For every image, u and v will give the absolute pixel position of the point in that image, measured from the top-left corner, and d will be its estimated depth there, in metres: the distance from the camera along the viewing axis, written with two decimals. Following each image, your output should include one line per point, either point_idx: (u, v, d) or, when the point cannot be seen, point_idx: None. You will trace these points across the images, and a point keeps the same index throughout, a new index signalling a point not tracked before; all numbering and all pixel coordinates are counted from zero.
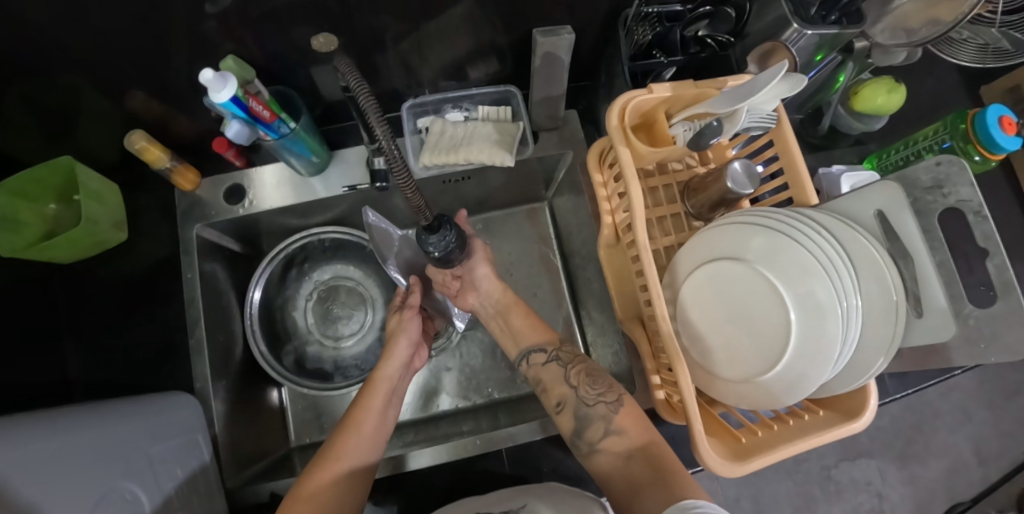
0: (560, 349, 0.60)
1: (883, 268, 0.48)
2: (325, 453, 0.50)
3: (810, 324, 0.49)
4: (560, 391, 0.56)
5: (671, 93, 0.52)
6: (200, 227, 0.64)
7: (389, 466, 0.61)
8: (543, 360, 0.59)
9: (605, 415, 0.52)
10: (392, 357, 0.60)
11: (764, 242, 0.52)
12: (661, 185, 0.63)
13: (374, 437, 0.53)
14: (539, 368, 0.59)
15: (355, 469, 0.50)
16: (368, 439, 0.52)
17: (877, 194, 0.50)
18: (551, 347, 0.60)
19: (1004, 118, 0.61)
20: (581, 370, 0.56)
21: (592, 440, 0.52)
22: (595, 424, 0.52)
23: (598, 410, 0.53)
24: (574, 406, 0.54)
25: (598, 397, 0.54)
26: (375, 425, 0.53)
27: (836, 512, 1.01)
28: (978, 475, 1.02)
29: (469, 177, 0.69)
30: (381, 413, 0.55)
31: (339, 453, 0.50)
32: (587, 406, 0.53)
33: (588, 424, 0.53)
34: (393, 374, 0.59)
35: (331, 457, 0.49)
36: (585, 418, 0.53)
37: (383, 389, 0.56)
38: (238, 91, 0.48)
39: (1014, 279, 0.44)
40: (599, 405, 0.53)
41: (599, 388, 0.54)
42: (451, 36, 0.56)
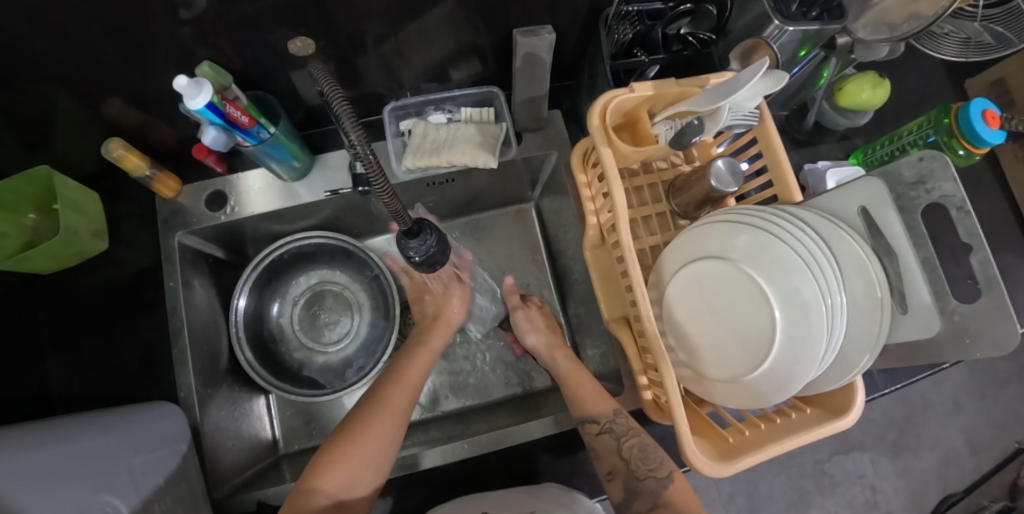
0: (615, 418, 0.55)
1: (867, 264, 0.48)
2: (372, 407, 0.54)
3: (795, 321, 0.49)
4: (612, 461, 0.54)
5: (653, 92, 0.52)
6: (181, 235, 0.64)
7: (401, 465, 0.61)
8: (596, 431, 0.55)
9: (654, 489, 0.51)
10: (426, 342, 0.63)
11: (748, 240, 0.52)
12: (646, 184, 0.63)
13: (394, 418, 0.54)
14: (593, 438, 0.55)
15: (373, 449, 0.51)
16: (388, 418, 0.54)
17: (861, 190, 0.49)
18: (606, 417, 0.55)
19: (988, 112, 0.61)
20: (635, 445, 0.53)
21: (638, 512, 0.51)
22: (643, 498, 0.51)
23: (648, 486, 0.51)
24: (625, 478, 0.52)
25: (648, 471, 0.52)
26: (416, 386, 0.59)
27: (830, 506, 1.02)
28: (970, 465, 1.03)
29: (454, 179, 0.69)
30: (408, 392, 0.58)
31: (388, 408, 0.55)
32: (638, 481, 0.52)
33: (637, 497, 0.51)
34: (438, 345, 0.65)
35: (377, 410, 0.54)
36: (633, 491, 0.52)
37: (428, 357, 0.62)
38: (214, 98, 0.48)
39: (997, 274, 0.44)
40: (650, 480, 0.52)
41: (652, 463, 0.52)
42: (431, 38, 0.56)
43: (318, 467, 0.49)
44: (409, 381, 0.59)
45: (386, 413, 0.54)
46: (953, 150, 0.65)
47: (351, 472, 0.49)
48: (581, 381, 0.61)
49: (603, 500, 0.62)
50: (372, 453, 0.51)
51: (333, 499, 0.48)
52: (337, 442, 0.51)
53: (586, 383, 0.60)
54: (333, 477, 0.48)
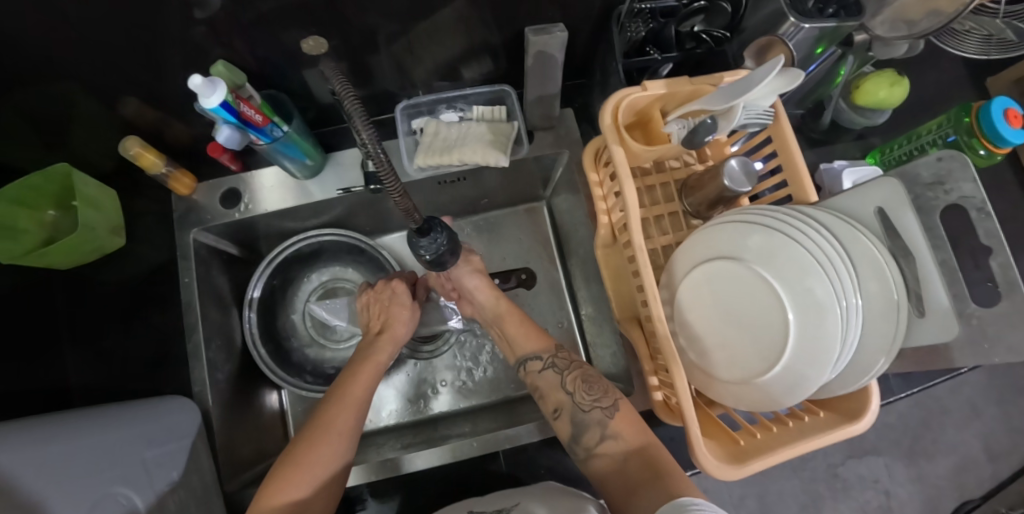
0: (557, 355, 0.59)
1: (884, 266, 0.47)
2: (314, 430, 0.51)
3: (809, 324, 0.48)
4: (558, 397, 0.56)
5: (666, 91, 0.51)
6: (197, 231, 0.65)
7: (386, 468, 0.60)
8: (539, 368, 0.59)
9: (601, 420, 0.52)
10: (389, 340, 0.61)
11: (762, 240, 0.51)
12: (658, 183, 0.62)
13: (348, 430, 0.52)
14: (536, 376, 0.59)
15: (327, 466, 0.49)
16: (337, 431, 0.51)
17: (879, 191, 0.49)
18: (548, 354, 0.59)
19: (1010, 111, 0.59)
20: (578, 377, 0.56)
21: (588, 445, 0.52)
22: (591, 430, 0.52)
23: (594, 416, 0.52)
24: (571, 412, 0.54)
25: (593, 402, 0.53)
26: (365, 400, 0.55)
27: (843, 510, 1.00)
28: (988, 471, 1.01)
29: (465, 178, 0.69)
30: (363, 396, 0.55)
31: (331, 429, 0.51)
32: (583, 412, 0.53)
33: (583, 429, 0.52)
34: (385, 359, 0.60)
35: (323, 431, 0.51)
36: (581, 424, 0.53)
37: (374, 371, 0.58)
38: (228, 96, 0.48)
39: (1019, 278, 0.43)
40: (596, 411, 0.53)
41: (596, 394, 0.54)
42: (442, 36, 0.56)
43: (271, 487, 0.47)
44: (355, 399, 0.54)
45: (331, 435, 0.51)
46: (975, 149, 0.64)
47: (298, 497, 0.47)
48: (521, 326, 0.63)
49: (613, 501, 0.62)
50: (317, 478, 0.49)
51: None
52: (283, 465, 0.49)
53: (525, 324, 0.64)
54: (279, 502, 0.46)
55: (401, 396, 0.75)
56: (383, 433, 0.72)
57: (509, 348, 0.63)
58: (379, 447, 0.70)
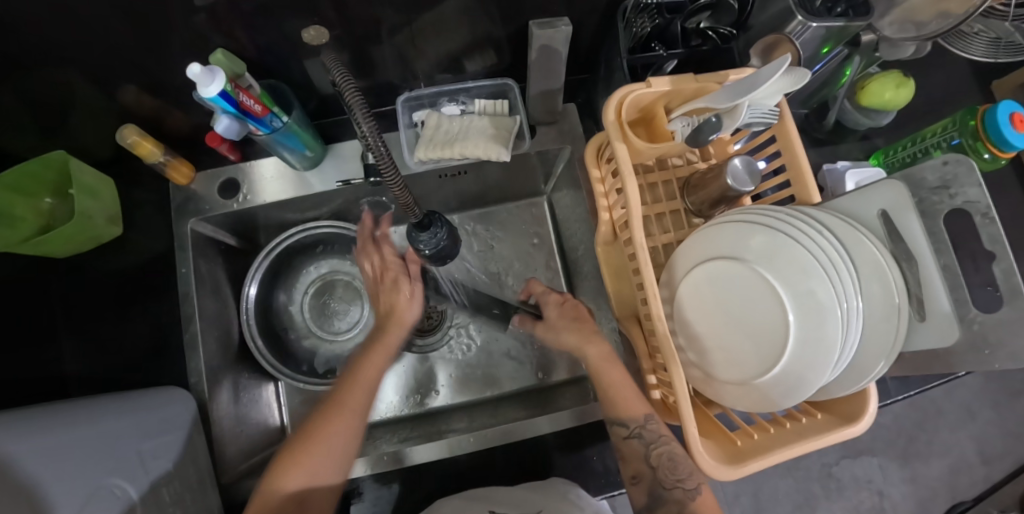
0: (645, 425, 0.53)
1: (886, 270, 0.47)
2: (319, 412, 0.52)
3: (808, 325, 0.48)
4: (638, 466, 0.53)
5: (670, 88, 0.51)
6: (193, 222, 0.64)
7: (389, 461, 0.60)
8: (625, 435, 0.54)
9: (680, 500, 0.51)
10: (400, 324, 0.59)
11: (764, 241, 0.51)
12: (660, 180, 0.61)
13: (356, 408, 0.52)
14: (621, 441, 0.54)
15: (332, 446, 0.49)
16: (345, 410, 0.51)
17: (881, 194, 0.48)
18: (635, 422, 0.53)
19: (1016, 115, 0.59)
20: (664, 453, 0.52)
21: None
22: (667, 507, 0.51)
23: (674, 495, 0.51)
24: (650, 485, 0.52)
25: (676, 481, 0.52)
26: (370, 386, 0.54)
27: (836, 509, 1.06)
28: (980, 473, 1.08)
29: (467, 172, 0.68)
30: (367, 379, 0.54)
31: (335, 409, 0.51)
32: (664, 489, 0.52)
33: (660, 505, 0.52)
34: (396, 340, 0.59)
35: (331, 415, 0.51)
36: (656, 497, 0.52)
37: (384, 356, 0.57)
38: (227, 86, 0.48)
39: (1021, 285, 0.43)
40: (675, 490, 0.51)
41: (681, 473, 0.52)
42: (446, 28, 0.55)
43: (274, 470, 0.48)
44: (363, 380, 0.54)
45: (334, 417, 0.51)
46: (981, 152, 0.63)
47: (307, 477, 0.48)
48: (613, 382, 0.56)
49: (611, 498, 0.62)
50: (323, 464, 0.49)
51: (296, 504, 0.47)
52: (294, 444, 0.49)
53: (619, 381, 0.56)
54: (293, 478, 0.47)
55: (400, 389, 0.75)
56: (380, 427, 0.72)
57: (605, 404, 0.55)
58: (373, 439, 0.70)
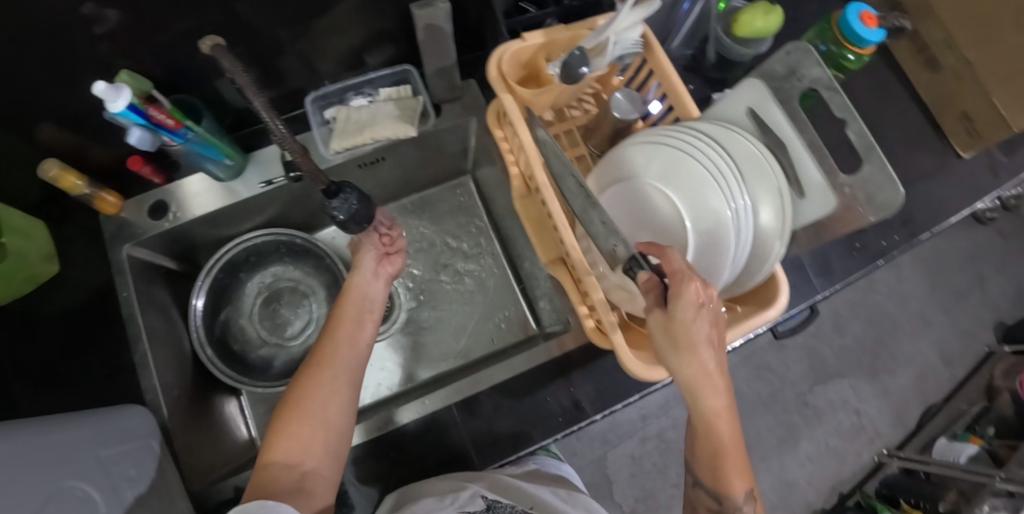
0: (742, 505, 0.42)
1: (761, 159, 0.52)
2: (309, 368, 0.52)
3: (707, 225, 0.53)
4: None
5: (544, 39, 0.56)
6: (129, 247, 0.65)
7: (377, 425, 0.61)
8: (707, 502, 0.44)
9: None
10: (359, 271, 0.62)
11: (659, 160, 0.55)
12: (562, 131, 0.65)
13: (354, 350, 0.54)
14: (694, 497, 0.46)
15: (333, 391, 0.50)
16: (344, 353, 0.53)
17: (744, 94, 0.54)
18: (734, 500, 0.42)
19: (864, 14, 0.65)
20: None
21: None
22: None
23: None
24: None
25: None
26: (363, 338, 0.56)
27: (818, 434, 1.13)
28: (945, 375, 1.18)
29: (384, 158, 0.70)
30: (356, 323, 0.57)
31: (326, 360, 0.52)
32: None
33: None
34: (373, 292, 0.62)
35: (320, 371, 0.51)
36: None
37: (361, 308, 0.59)
38: (134, 100, 0.51)
39: (873, 140, 0.47)
40: None
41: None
42: (341, 27, 0.60)
43: (269, 438, 0.47)
44: (346, 332, 0.56)
45: (325, 369, 0.51)
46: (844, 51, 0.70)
47: (307, 434, 0.47)
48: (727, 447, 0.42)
49: (569, 435, 0.63)
50: (324, 421, 0.48)
51: (298, 469, 0.45)
52: (281, 410, 0.48)
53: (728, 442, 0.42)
54: (281, 444, 0.46)
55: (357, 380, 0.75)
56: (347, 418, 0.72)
57: (715, 470, 0.42)
58: None
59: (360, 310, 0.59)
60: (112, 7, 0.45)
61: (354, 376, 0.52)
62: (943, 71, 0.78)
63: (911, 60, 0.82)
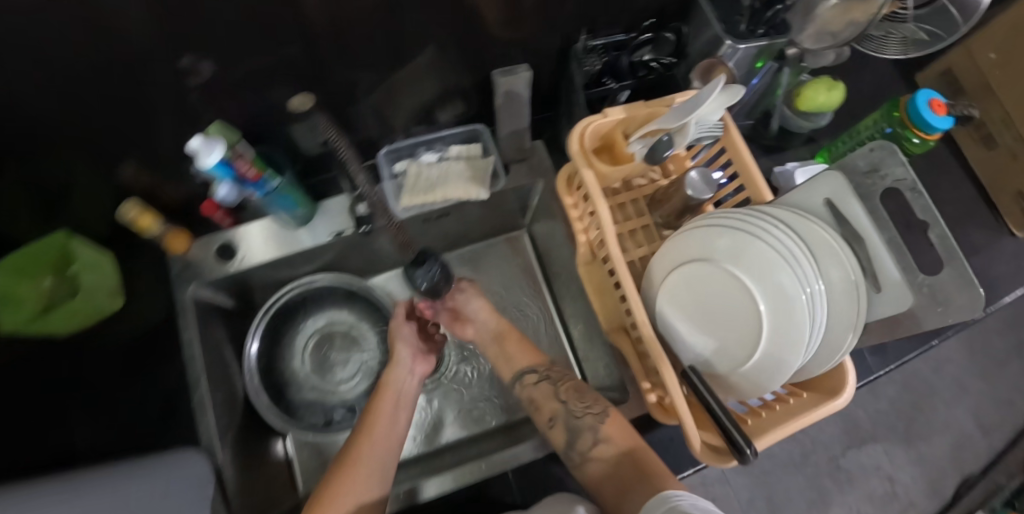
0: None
1: (839, 251, 0.52)
2: (341, 465, 0.52)
3: (779, 311, 0.52)
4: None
5: (625, 115, 0.57)
6: (194, 287, 0.65)
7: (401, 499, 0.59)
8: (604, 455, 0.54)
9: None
10: (396, 363, 0.63)
11: (729, 243, 0.55)
12: (628, 200, 0.66)
13: (387, 447, 0.55)
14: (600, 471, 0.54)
15: (362, 489, 0.51)
16: (377, 449, 0.54)
17: (823, 184, 0.54)
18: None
19: (933, 101, 0.66)
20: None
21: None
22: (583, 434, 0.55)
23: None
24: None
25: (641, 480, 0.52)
26: (395, 437, 0.57)
27: (850, 500, 1.11)
28: (983, 444, 1.15)
29: (448, 213, 0.70)
30: (391, 418, 0.58)
31: (357, 460, 0.52)
32: None
33: None
34: (409, 386, 0.63)
35: (349, 468, 0.52)
36: None
37: (394, 404, 0.59)
38: (226, 155, 0.52)
39: (956, 246, 0.48)
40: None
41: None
42: (419, 83, 0.61)
43: None
44: (376, 425, 0.56)
45: (358, 468, 0.52)
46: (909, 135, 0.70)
47: None
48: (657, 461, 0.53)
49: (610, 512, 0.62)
50: None
51: None
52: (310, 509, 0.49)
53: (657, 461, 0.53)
54: None
55: None
56: None
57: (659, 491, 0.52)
58: None
59: (395, 405, 0.59)
60: (212, 55, 0.46)
61: (384, 477, 0.53)
62: (1003, 149, 0.78)
63: (967, 135, 0.82)
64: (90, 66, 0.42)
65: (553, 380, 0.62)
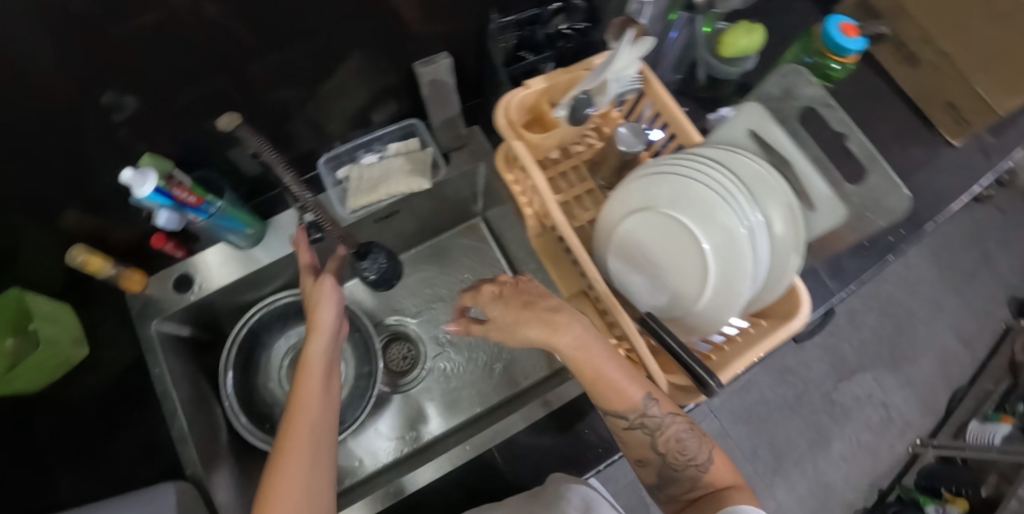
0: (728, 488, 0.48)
1: (767, 176, 0.53)
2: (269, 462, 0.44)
3: (721, 244, 0.53)
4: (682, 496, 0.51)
5: (546, 84, 0.58)
6: (157, 322, 0.65)
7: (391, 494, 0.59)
8: (687, 489, 0.49)
9: (694, 475, 0.48)
10: (317, 332, 0.53)
11: (665, 188, 0.56)
12: (569, 168, 0.67)
13: (321, 425, 0.48)
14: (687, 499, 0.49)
15: (312, 473, 0.44)
16: (307, 427, 0.46)
17: (744, 116, 0.56)
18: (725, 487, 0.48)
19: (844, 25, 0.67)
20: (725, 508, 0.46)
21: (675, 495, 0.50)
22: (680, 483, 0.49)
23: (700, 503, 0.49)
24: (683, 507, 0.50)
25: (687, 460, 0.49)
26: (326, 408, 0.50)
27: (849, 432, 1.12)
28: (963, 356, 1.20)
29: (399, 210, 0.71)
30: (323, 390, 0.50)
31: (279, 457, 0.44)
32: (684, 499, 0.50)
33: (672, 482, 0.50)
34: (324, 348, 0.53)
35: (280, 460, 0.43)
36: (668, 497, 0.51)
37: (318, 370, 0.51)
38: (159, 183, 0.53)
39: (875, 151, 0.50)
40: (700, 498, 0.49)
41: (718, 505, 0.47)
42: (347, 89, 0.62)
43: None
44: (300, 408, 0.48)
45: (285, 458, 0.43)
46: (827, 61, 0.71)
47: None
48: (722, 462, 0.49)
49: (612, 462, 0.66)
50: None
51: None
52: None
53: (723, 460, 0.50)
54: None
55: (391, 432, 0.75)
56: (381, 470, 0.72)
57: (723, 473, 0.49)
58: (376, 481, 0.69)
59: (325, 372, 0.51)
60: (131, 91, 0.46)
61: (320, 460, 0.45)
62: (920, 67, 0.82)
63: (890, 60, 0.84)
64: (7, 116, 0.41)
65: (650, 430, 0.48)
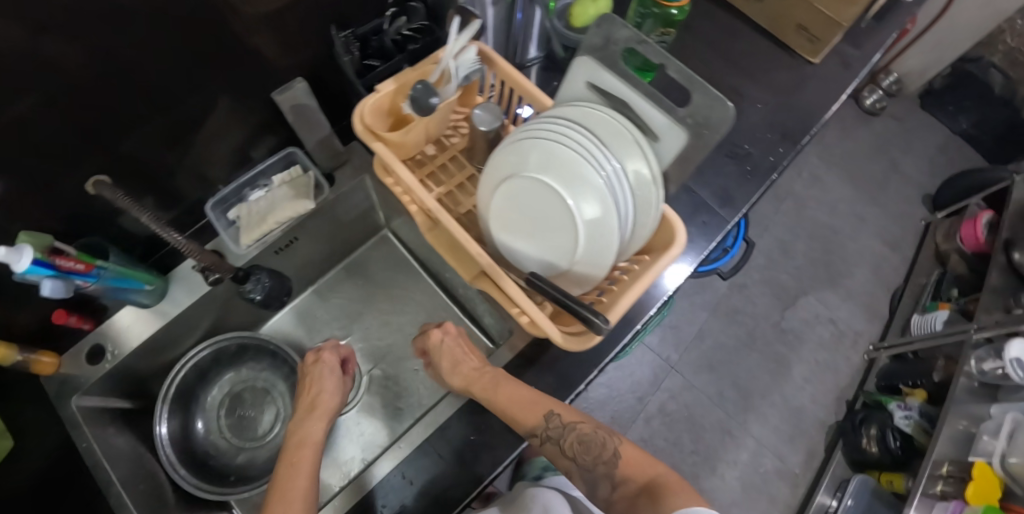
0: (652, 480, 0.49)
1: (613, 120, 0.49)
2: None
3: (585, 198, 0.48)
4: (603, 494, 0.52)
5: (394, 85, 0.57)
6: (77, 398, 0.64)
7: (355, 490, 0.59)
8: (608, 489, 0.51)
9: (608, 471, 0.51)
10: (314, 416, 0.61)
11: (522, 152, 0.51)
12: (446, 160, 0.67)
13: (308, 490, 0.53)
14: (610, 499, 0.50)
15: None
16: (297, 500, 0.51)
17: (578, 69, 0.54)
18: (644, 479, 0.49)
19: None
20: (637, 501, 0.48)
21: (606, 495, 0.51)
22: (602, 482, 0.51)
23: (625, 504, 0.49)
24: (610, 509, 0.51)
25: (596, 458, 0.51)
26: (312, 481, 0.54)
27: (806, 354, 1.15)
28: (892, 259, 1.26)
29: (297, 237, 0.73)
30: (314, 468, 0.55)
31: None
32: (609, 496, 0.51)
33: (597, 484, 0.52)
34: (318, 432, 0.60)
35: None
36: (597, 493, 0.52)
37: (311, 449, 0.57)
38: (37, 255, 0.52)
39: (690, 71, 0.46)
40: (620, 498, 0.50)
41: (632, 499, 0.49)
42: (216, 132, 0.64)
43: None
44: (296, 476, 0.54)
45: None
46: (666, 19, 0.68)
47: None
48: (636, 456, 0.51)
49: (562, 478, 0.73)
50: None
51: None
52: None
53: (640, 454, 0.51)
54: None
55: (347, 449, 0.75)
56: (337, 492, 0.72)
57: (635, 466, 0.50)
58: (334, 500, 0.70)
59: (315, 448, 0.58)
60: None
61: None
62: None
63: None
64: None
65: (556, 438, 0.53)
